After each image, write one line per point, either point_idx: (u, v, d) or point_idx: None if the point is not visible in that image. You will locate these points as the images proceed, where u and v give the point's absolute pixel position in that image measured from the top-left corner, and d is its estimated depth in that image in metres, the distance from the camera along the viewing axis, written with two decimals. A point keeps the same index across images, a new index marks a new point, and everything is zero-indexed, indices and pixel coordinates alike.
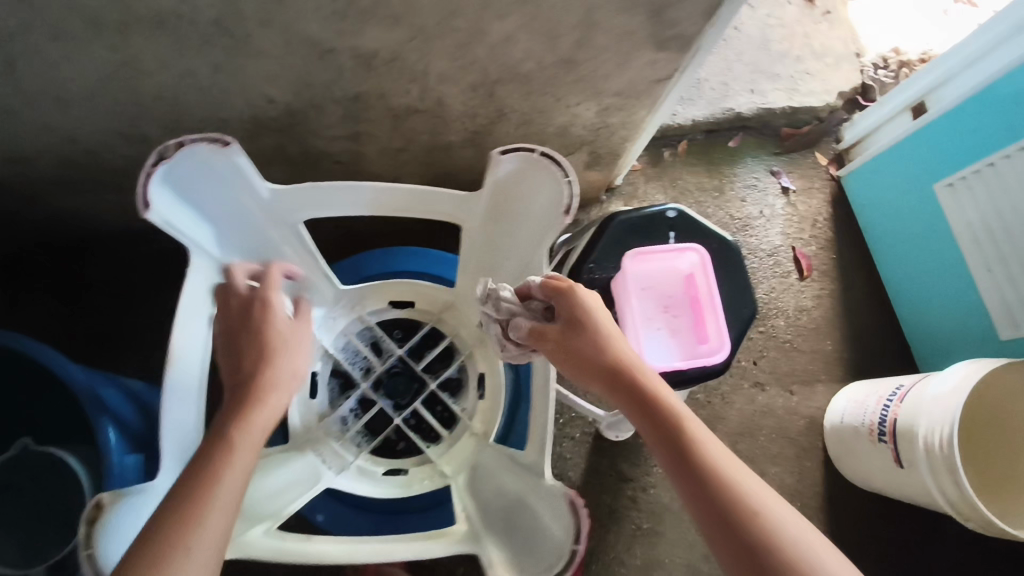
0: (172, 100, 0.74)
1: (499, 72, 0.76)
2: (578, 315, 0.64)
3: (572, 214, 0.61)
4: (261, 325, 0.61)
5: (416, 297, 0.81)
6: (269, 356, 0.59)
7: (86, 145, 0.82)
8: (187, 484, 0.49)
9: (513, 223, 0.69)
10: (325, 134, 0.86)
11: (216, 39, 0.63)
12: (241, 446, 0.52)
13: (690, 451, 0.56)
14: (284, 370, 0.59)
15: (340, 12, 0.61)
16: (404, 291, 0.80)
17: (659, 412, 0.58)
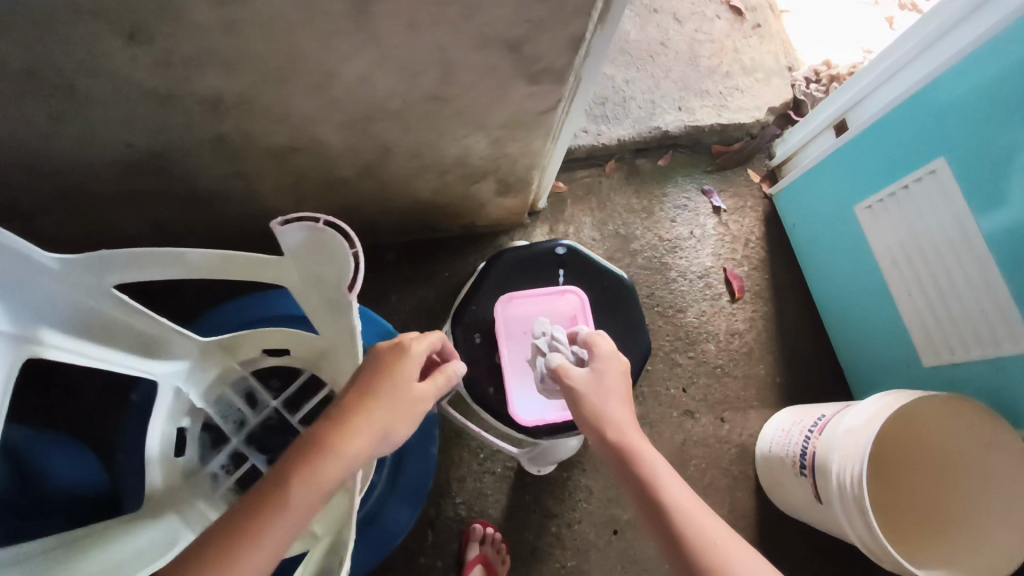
0: (18, 149, 0.70)
1: (366, 111, 0.73)
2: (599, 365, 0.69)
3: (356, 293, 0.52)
4: (387, 376, 0.61)
5: (292, 344, 0.76)
6: (372, 408, 0.59)
7: None
8: (228, 535, 0.49)
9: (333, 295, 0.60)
10: (201, 175, 0.83)
11: (38, 90, 0.60)
12: (298, 496, 0.51)
13: (667, 512, 0.58)
14: (385, 431, 0.59)
15: (165, 60, 0.58)
16: (278, 338, 0.74)
17: (643, 467, 0.62)
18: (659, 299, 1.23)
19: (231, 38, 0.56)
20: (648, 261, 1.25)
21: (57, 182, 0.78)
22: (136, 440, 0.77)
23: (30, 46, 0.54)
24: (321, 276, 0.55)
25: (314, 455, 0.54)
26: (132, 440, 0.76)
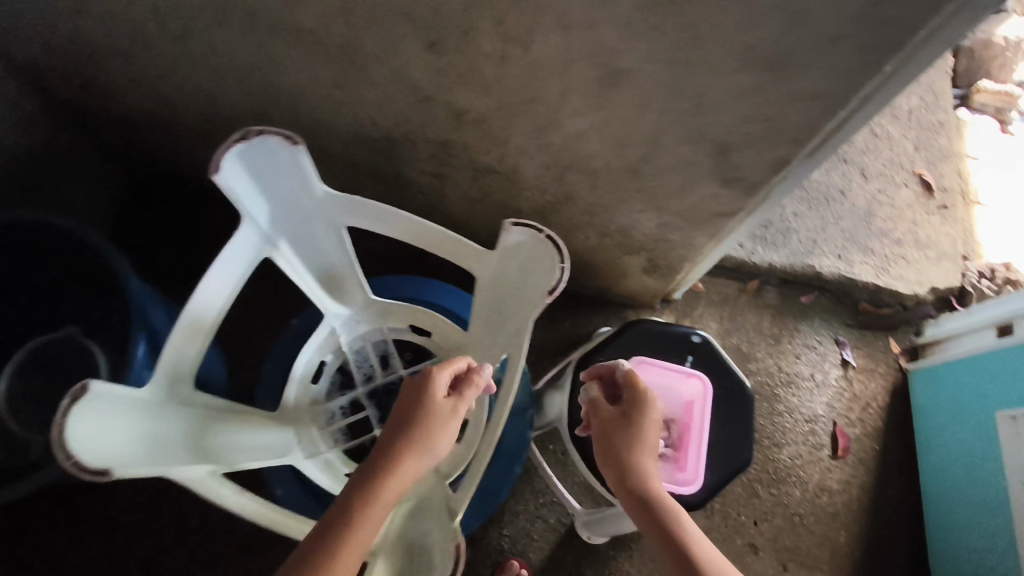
0: (297, 98, 0.87)
1: (570, 160, 0.83)
2: (634, 410, 0.73)
3: (552, 298, 0.55)
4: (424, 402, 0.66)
5: (434, 328, 0.86)
6: (411, 442, 0.64)
7: (224, 114, 0.97)
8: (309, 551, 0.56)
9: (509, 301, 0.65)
10: (413, 165, 0.97)
11: (339, 60, 0.75)
12: (360, 529, 0.57)
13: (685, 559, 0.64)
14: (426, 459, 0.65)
15: (443, 68, 0.72)
16: (426, 320, 0.85)
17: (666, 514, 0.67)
18: (758, 427, 1.23)
19: (500, 68, 0.69)
20: (760, 384, 1.26)
21: (308, 131, 0.95)
22: (281, 357, 0.87)
23: (352, 28, 0.69)
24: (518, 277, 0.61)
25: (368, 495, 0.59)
26: (279, 357, 0.87)
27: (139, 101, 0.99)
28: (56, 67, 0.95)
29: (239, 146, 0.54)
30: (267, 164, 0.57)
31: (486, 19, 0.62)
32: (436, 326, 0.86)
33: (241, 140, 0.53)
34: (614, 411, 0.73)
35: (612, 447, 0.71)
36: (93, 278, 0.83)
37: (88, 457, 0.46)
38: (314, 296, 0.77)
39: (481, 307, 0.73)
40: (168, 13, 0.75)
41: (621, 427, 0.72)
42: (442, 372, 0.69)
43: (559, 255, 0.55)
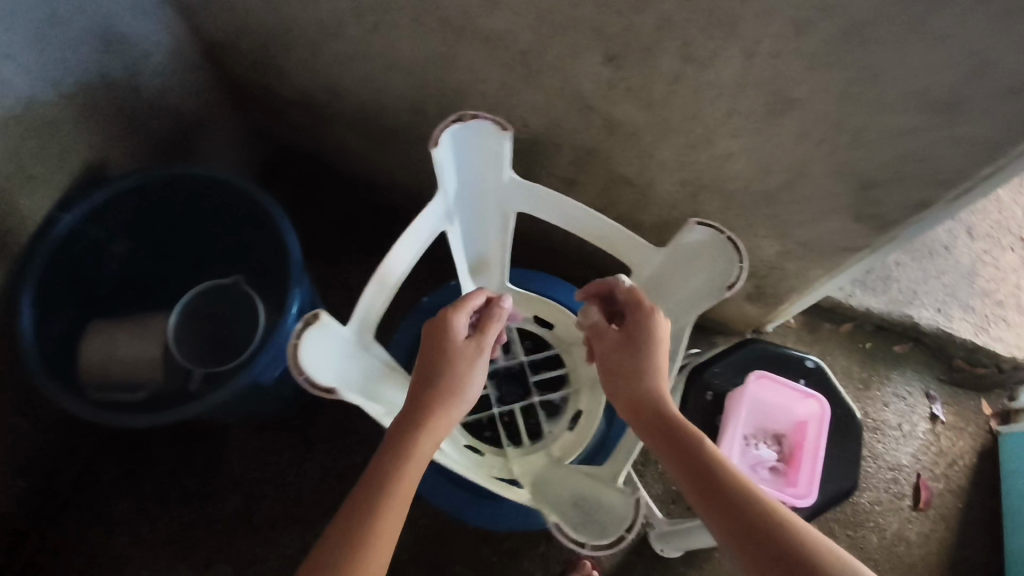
0: (458, 95, 0.94)
1: (709, 180, 0.88)
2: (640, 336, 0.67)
3: (731, 292, 0.59)
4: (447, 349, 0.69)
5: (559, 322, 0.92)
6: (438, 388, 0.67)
7: (381, 104, 1.05)
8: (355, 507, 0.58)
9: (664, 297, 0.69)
10: (547, 169, 1.03)
11: (515, 64, 0.82)
12: (407, 472, 0.61)
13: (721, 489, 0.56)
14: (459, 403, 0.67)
15: (614, 82, 0.77)
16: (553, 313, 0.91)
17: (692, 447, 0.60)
18: None
19: (671, 87, 0.74)
20: None
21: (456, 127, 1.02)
22: (413, 330, 0.95)
23: (541, 37, 0.75)
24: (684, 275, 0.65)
25: (404, 448, 0.62)
26: (411, 329, 0.95)
27: (304, 84, 1.08)
28: (239, 49, 1.05)
29: (458, 125, 0.61)
30: (470, 145, 0.63)
31: (674, 40, 0.68)
32: (561, 320, 0.92)
33: (462, 119, 0.60)
34: (616, 332, 0.70)
35: (619, 370, 0.67)
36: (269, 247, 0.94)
37: (315, 375, 0.54)
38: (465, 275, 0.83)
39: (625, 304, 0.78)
40: (367, 8, 0.83)
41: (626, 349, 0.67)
42: (456, 313, 0.71)
43: (739, 254, 0.58)
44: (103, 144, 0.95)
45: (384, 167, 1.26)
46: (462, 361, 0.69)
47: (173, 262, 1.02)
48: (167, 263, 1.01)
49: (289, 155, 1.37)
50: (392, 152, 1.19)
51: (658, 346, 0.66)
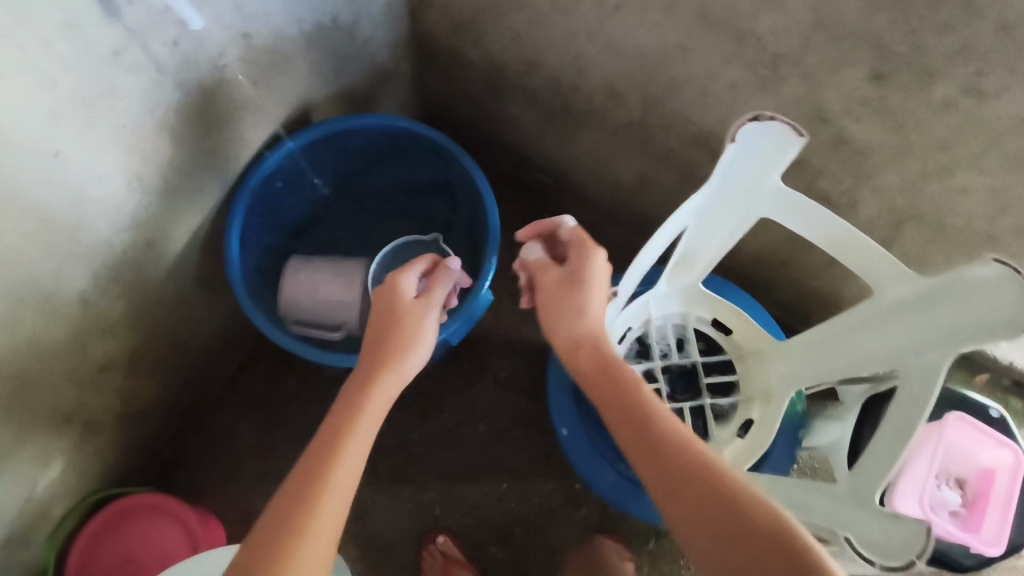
0: (674, 88, 0.93)
1: (926, 210, 0.86)
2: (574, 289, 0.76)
3: None
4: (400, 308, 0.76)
5: (740, 329, 0.92)
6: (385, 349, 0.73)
7: (577, 84, 1.05)
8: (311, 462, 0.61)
9: (913, 327, 0.65)
10: None
11: (759, 67, 0.81)
12: (355, 428, 0.64)
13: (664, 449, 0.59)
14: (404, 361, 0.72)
15: (869, 99, 0.76)
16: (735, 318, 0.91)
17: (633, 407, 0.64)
18: None
19: (935, 113, 0.73)
20: None
21: (652, 118, 1.02)
22: None
23: (807, 42, 0.74)
24: (956, 310, 0.60)
25: (354, 404, 0.67)
26: None
27: (500, 53, 1.09)
28: (447, 9, 1.05)
29: (756, 121, 0.60)
30: (751, 143, 0.62)
31: (966, 67, 0.66)
32: (741, 327, 0.92)
33: (767, 116, 0.59)
34: (556, 275, 0.77)
35: (556, 318, 0.75)
36: (459, 209, 1.02)
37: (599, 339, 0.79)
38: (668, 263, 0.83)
39: (839, 323, 0.76)
40: None
41: (564, 298, 0.75)
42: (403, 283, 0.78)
43: None
44: (316, 86, 0.96)
45: (547, 144, 1.27)
46: (411, 322, 0.76)
47: (353, 208, 1.07)
48: (348, 209, 1.07)
49: (447, 117, 1.38)
50: (565, 130, 1.19)
51: (590, 291, 0.74)
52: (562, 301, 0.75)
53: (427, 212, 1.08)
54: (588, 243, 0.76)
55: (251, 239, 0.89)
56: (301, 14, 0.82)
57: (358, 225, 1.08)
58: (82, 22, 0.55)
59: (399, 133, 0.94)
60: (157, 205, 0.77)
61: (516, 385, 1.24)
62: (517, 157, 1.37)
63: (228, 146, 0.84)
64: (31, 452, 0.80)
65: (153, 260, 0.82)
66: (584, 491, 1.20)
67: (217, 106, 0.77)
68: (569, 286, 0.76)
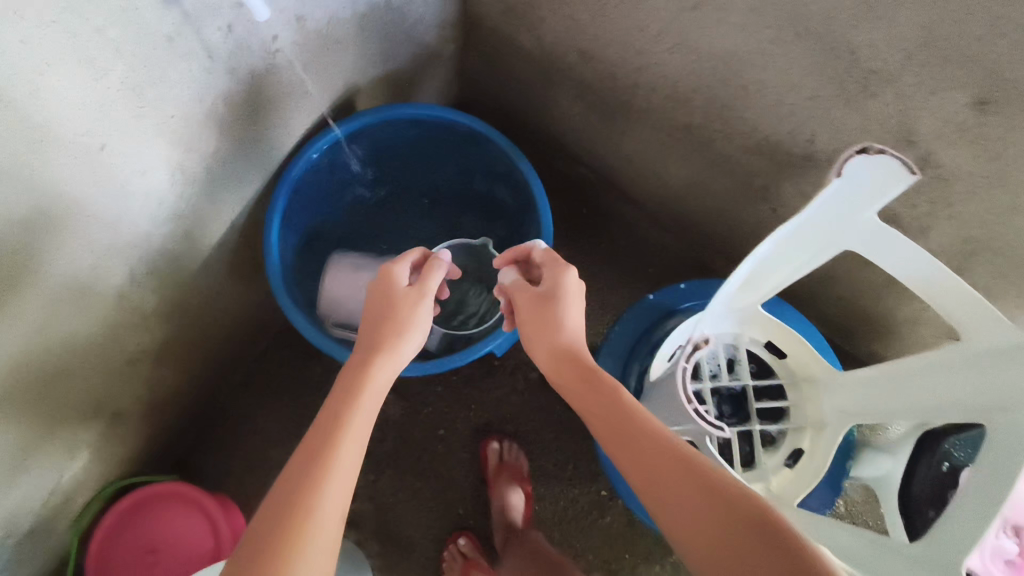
0: (746, 94, 0.87)
1: (1006, 241, 0.82)
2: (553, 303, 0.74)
3: None
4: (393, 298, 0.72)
5: (795, 353, 0.88)
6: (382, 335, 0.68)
7: (635, 80, 0.99)
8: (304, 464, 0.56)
9: (1004, 380, 0.60)
10: (798, 186, 0.97)
11: (847, 81, 0.75)
12: (350, 423, 0.60)
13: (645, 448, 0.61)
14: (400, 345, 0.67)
15: (967, 125, 0.70)
16: (791, 342, 0.87)
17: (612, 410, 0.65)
18: None
19: None
20: None
21: (715, 121, 0.96)
22: (635, 332, 0.93)
23: (909, 61, 0.68)
24: None
25: (348, 396, 0.62)
26: (630, 327, 0.93)
27: (554, 42, 1.02)
28: None
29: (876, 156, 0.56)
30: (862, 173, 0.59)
31: None
32: (797, 352, 0.88)
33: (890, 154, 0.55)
34: (533, 293, 0.75)
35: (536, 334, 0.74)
36: (508, 211, 0.98)
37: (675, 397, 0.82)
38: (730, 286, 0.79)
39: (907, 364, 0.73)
40: None
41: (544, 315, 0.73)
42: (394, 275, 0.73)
43: None
44: (362, 70, 0.90)
45: (592, 137, 1.21)
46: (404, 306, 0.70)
47: (392, 203, 1.03)
48: (387, 204, 1.03)
49: (487, 102, 1.31)
50: (615, 126, 1.13)
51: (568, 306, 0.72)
52: (546, 310, 0.73)
53: (469, 210, 1.04)
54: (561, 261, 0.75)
55: (289, 230, 0.86)
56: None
57: (394, 220, 1.03)
58: (136, 6, 0.50)
59: (451, 127, 0.90)
60: (197, 197, 0.73)
61: (545, 386, 1.21)
62: (557, 148, 1.31)
63: (271, 135, 0.79)
64: (59, 446, 0.76)
65: (189, 252, 0.78)
66: (610, 498, 1.17)
67: (264, 93, 0.72)
68: (549, 298, 0.74)
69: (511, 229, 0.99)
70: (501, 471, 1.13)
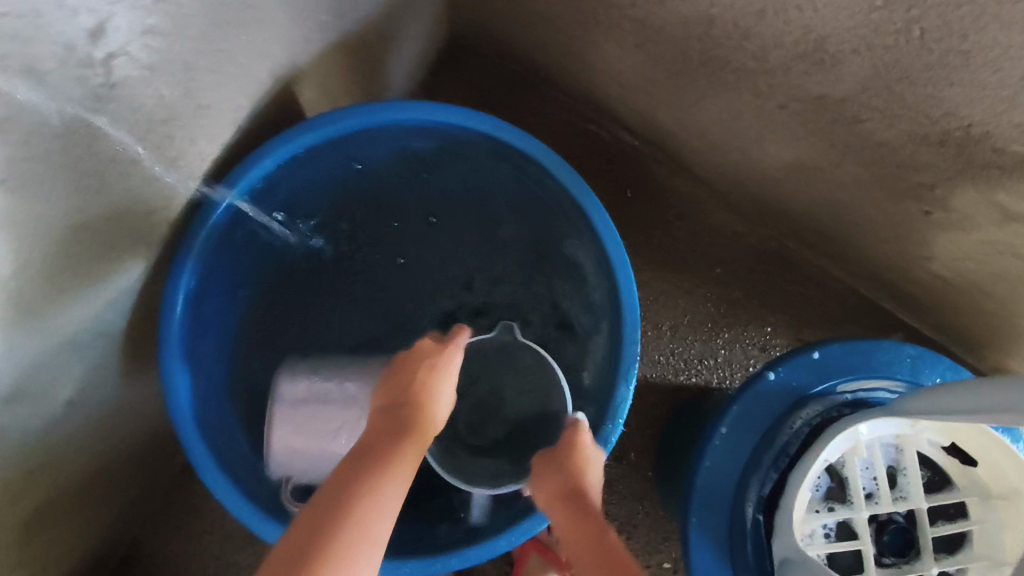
0: (947, 65, 0.52)
1: None
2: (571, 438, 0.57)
3: None
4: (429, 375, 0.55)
5: (984, 460, 0.59)
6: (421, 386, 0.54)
7: (740, 31, 0.62)
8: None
9: None
10: (987, 192, 0.63)
11: None
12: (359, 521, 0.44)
13: None
14: (443, 398, 0.54)
15: None
16: (979, 446, 0.58)
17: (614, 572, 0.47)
18: None
19: None
20: None
21: (872, 96, 0.60)
22: (751, 429, 0.63)
23: None
24: None
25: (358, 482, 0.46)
26: (746, 421, 0.63)
27: None
28: None
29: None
30: None
31: None
32: (986, 457, 0.58)
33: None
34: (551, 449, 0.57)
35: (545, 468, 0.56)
36: (547, 256, 0.70)
37: None
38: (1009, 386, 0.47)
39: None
40: None
41: (561, 448, 0.56)
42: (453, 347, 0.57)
43: None
44: (303, 45, 0.53)
45: (647, 96, 0.84)
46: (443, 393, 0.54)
47: (368, 252, 0.73)
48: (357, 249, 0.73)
49: (493, 41, 0.92)
50: (687, 86, 0.76)
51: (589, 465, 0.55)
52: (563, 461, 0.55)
53: (481, 253, 0.75)
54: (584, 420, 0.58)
55: (204, 327, 0.59)
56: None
57: (381, 271, 0.74)
58: None
59: (455, 132, 0.61)
60: (8, 337, 0.40)
61: None
62: (594, 105, 0.94)
63: (144, 191, 0.45)
64: None
65: (31, 404, 0.46)
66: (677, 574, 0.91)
67: (100, 149, 0.38)
68: (565, 453, 0.56)
69: (554, 284, 0.71)
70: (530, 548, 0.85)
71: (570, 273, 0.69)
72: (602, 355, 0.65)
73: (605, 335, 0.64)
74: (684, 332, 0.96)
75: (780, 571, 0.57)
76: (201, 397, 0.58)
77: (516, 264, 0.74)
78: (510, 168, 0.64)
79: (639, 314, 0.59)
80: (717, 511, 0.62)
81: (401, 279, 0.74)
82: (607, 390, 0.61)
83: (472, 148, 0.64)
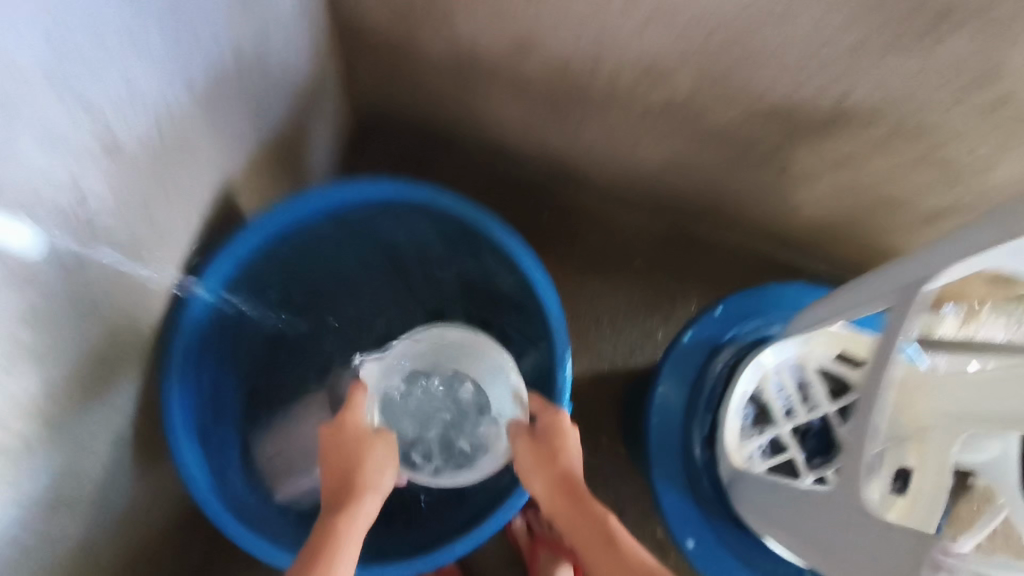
0: (748, 59, 0.65)
1: None
2: (552, 431, 0.65)
3: None
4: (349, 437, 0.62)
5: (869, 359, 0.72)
6: (347, 457, 0.60)
7: (590, 65, 0.75)
8: None
9: None
10: (818, 147, 0.77)
11: (903, 23, 0.54)
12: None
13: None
14: (372, 458, 0.61)
15: None
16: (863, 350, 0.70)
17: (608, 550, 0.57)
18: None
19: None
20: None
21: (707, 94, 0.74)
22: (683, 384, 0.74)
23: None
24: None
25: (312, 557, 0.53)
26: (676, 376, 0.74)
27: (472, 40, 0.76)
28: None
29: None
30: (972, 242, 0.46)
31: None
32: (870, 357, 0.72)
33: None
34: (524, 440, 0.65)
35: (528, 464, 0.64)
36: (478, 286, 0.82)
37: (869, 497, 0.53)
38: (830, 301, 0.61)
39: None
40: None
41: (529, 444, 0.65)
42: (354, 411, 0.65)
43: None
44: (233, 159, 0.63)
45: (536, 133, 0.96)
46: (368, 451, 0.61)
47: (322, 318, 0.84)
48: (312, 314, 0.83)
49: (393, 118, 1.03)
50: (567, 117, 0.89)
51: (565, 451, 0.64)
52: (537, 459, 0.64)
53: (420, 296, 0.86)
54: (548, 411, 0.66)
55: (199, 415, 0.68)
56: (215, 46, 0.52)
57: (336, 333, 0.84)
58: None
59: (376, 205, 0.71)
60: (44, 451, 0.47)
61: None
62: (495, 152, 1.05)
63: (127, 308, 0.54)
64: None
65: (66, 513, 0.52)
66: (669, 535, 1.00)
67: (95, 274, 0.47)
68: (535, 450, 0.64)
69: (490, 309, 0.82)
70: (539, 544, 0.94)
71: (501, 294, 0.80)
72: (544, 356, 0.76)
73: (540, 339, 0.75)
74: (621, 323, 1.08)
75: (730, 491, 0.68)
76: (216, 480, 0.65)
77: (453, 297, 0.85)
78: (428, 221, 0.76)
79: (561, 307, 0.72)
80: (673, 460, 0.73)
81: (361, 336, 0.85)
82: (553, 383, 0.72)
83: (393, 212, 0.75)
